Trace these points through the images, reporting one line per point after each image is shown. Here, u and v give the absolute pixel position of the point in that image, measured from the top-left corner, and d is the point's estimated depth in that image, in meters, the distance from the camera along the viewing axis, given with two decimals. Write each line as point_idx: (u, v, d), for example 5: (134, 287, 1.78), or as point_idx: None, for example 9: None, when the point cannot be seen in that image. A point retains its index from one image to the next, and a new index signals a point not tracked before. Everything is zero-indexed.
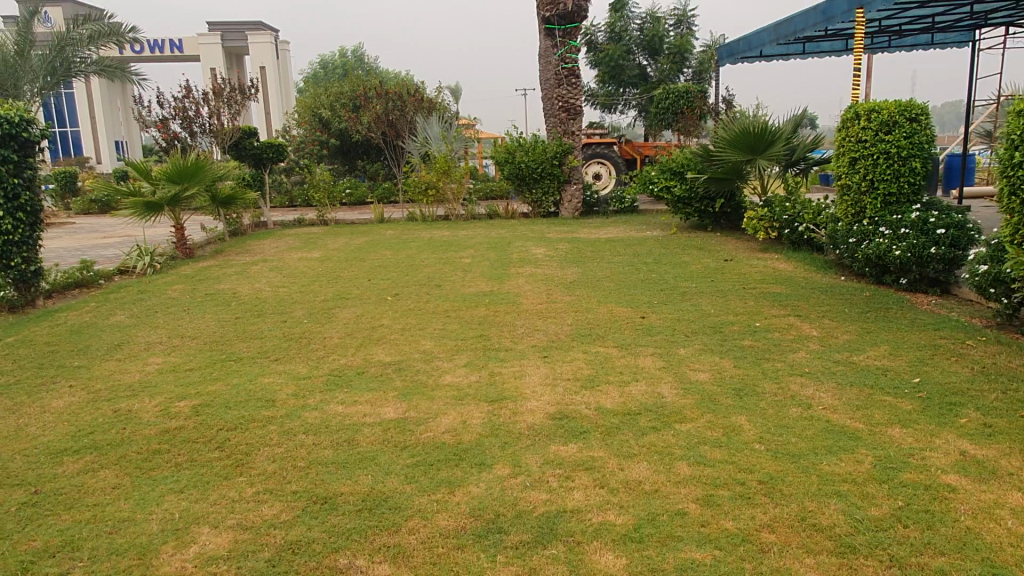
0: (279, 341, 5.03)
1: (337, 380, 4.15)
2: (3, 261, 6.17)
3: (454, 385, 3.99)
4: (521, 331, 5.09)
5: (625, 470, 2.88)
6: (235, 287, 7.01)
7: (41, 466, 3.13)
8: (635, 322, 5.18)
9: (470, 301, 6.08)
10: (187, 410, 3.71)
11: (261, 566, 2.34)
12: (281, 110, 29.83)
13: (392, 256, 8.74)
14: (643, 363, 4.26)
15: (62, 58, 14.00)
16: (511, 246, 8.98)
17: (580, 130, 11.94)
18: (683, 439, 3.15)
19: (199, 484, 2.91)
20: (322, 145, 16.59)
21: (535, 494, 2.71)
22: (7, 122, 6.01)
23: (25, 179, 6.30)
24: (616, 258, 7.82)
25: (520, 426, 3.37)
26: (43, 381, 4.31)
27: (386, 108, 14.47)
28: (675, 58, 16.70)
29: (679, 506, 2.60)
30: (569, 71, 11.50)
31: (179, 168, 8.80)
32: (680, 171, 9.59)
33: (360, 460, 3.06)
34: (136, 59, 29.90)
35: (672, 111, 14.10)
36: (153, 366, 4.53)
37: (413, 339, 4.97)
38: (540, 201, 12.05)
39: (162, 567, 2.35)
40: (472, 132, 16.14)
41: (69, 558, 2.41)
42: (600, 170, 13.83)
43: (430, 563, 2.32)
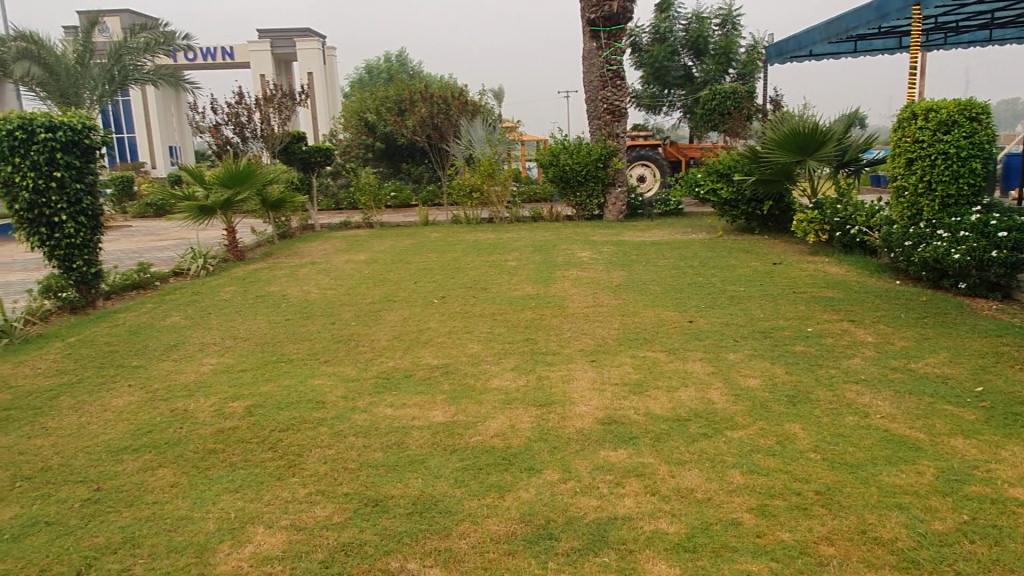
0: (328, 343, 5.11)
1: (385, 383, 4.19)
2: (65, 264, 6.41)
3: (502, 389, 3.99)
4: (568, 335, 5.07)
5: (676, 477, 2.84)
6: (285, 289, 7.13)
7: (103, 464, 3.23)
8: (682, 326, 5.11)
9: (516, 304, 6.08)
10: (241, 411, 3.79)
11: (316, 567, 2.37)
12: (328, 114, 30.39)
13: (437, 259, 8.80)
14: (692, 368, 4.20)
15: (121, 66, 14.52)
16: (556, 249, 8.96)
17: (625, 132, 11.86)
18: (736, 446, 3.10)
19: (253, 484, 2.96)
20: (367, 148, 16.82)
21: (586, 500, 2.69)
22: (70, 129, 6.23)
23: (87, 184, 6.51)
24: (662, 261, 7.73)
25: (569, 431, 3.35)
26: (103, 380, 4.45)
27: (431, 112, 14.53)
28: (721, 58, 16.46)
29: (733, 515, 2.55)
30: (613, 73, 11.42)
31: (232, 171, 9.03)
32: (727, 172, 9.43)
33: (410, 463, 3.09)
34: (189, 67, 30.78)
35: (718, 112, 13.89)
36: (208, 367, 4.64)
37: (460, 343, 4.99)
38: (585, 204, 12.02)
39: (219, 566, 2.40)
40: (516, 134, 16.18)
41: (130, 555, 2.48)
42: (644, 172, 13.74)
43: (482, 568, 2.32)
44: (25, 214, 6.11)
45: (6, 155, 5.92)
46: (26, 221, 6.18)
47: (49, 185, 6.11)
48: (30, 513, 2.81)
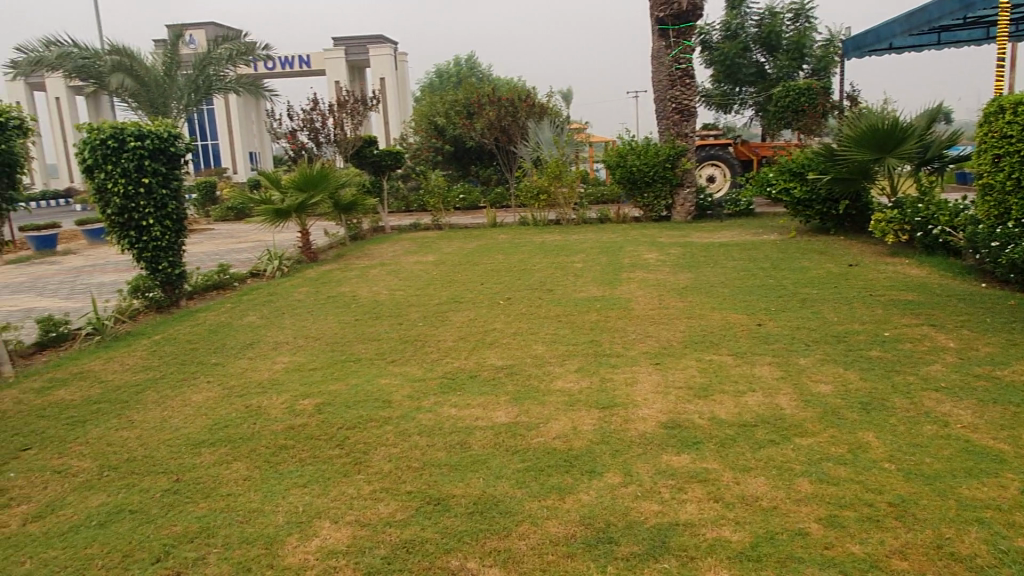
0: (395, 343, 5.21)
1: (450, 383, 4.25)
2: (152, 266, 6.75)
3: (565, 391, 3.99)
4: (633, 337, 5.02)
5: (741, 484, 2.78)
6: (355, 290, 7.31)
7: (182, 456, 3.39)
8: (751, 329, 5.00)
9: (581, 306, 6.07)
10: (310, 408, 3.91)
11: (378, 563, 2.42)
12: (399, 118, 30.98)
13: (504, 260, 8.86)
14: (760, 372, 4.11)
15: (205, 76, 15.24)
16: (622, 251, 8.89)
17: (694, 132, 11.67)
18: (805, 454, 3.01)
19: (321, 479, 3.06)
20: (437, 151, 17.09)
21: (646, 505, 2.66)
22: (157, 138, 6.54)
23: (172, 189, 6.83)
24: (731, 263, 7.58)
25: (631, 434, 3.32)
26: (185, 376, 4.67)
27: (499, 114, 14.47)
28: (795, 54, 15.98)
29: (800, 525, 2.48)
30: (682, 72, 11.25)
31: (307, 176, 9.37)
32: (800, 171, 9.16)
33: (473, 463, 3.12)
34: (268, 76, 31.93)
35: (792, 110, 13.48)
36: (281, 365, 4.81)
37: (525, 344, 5.01)
38: (652, 205, 11.88)
39: (287, 558, 2.48)
40: (583, 136, 16.14)
41: (206, 544, 2.59)
42: (714, 172, 13.48)
43: (540, 570, 2.33)
44: (116, 218, 6.47)
45: (99, 163, 6.27)
46: (117, 224, 6.54)
47: (138, 190, 6.45)
48: (116, 501, 2.98)
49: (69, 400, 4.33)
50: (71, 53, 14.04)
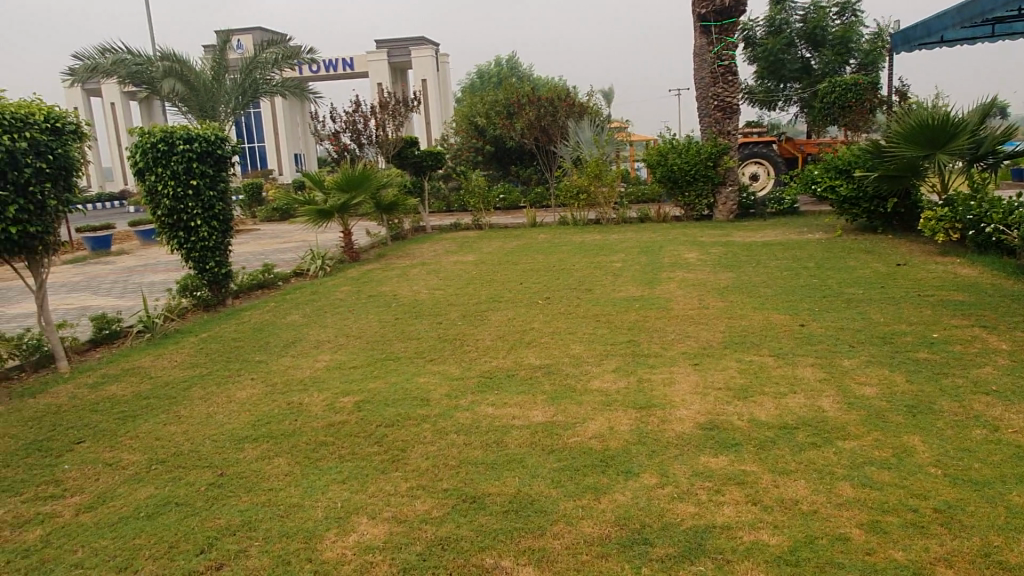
0: (434, 342, 5.26)
1: (488, 382, 4.27)
2: (200, 266, 6.92)
3: (603, 391, 3.98)
4: (671, 337, 4.98)
5: (780, 487, 2.74)
6: (396, 290, 7.38)
7: (227, 451, 3.48)
8: (793, 330, 4.91)
9: (620, 306, 6.03)
10: (350, 406, 3.97)
11: (414, 559, 2.45)
12: (440, 119, 31.20)
13: (543, 260, 8.86)
14: (802, 374, 4.03)
15: (251, 80, 15.58)
16: (663, 250, 8.81)
17: (737, 129, 11.47)
18: (847, 458, 2.94)
19: (360, 476, 3.10)
20: (477, 151, 17.16)
21: (683, 507, 2.64)
22: (204, 140, 6.71)
23: (219, 191, 7.00)
24: (774, 262, 7.45)
25: (669, 435, 3.29)
26: (230, 373, 4.79)
27: (539, 114, 14.43)
28: (841, 49, 15.62)
29: (840, 530, 2.43)
30: (725, 69, 11.10)
31: (348, 176, 9.47)
32: (847, 169, 9.00)
33: (509, 462, 3.13)
34: (313, 79, 32.47)
35: (838, 105, 13.17)
36: (322, 363, 4.89)
37: (563, 343, 5.01)
38: (694, 204, 11.74)
39: (325, 553, 2.52)
40: (624, 134, 16.04)
41: (248, 537, 2.66)
42: (757, 170, 13.26)
43: (574, 569, 2.33)
44: (166, 219, 6.69)
45: (149, 166, 6.49)
46: (167, 225, 6.75)
47: (187, 192, 6.64)
48: (163, 494, 3.07)
49: (121, 395, 4.48)
50: (126, 59, 14.43)
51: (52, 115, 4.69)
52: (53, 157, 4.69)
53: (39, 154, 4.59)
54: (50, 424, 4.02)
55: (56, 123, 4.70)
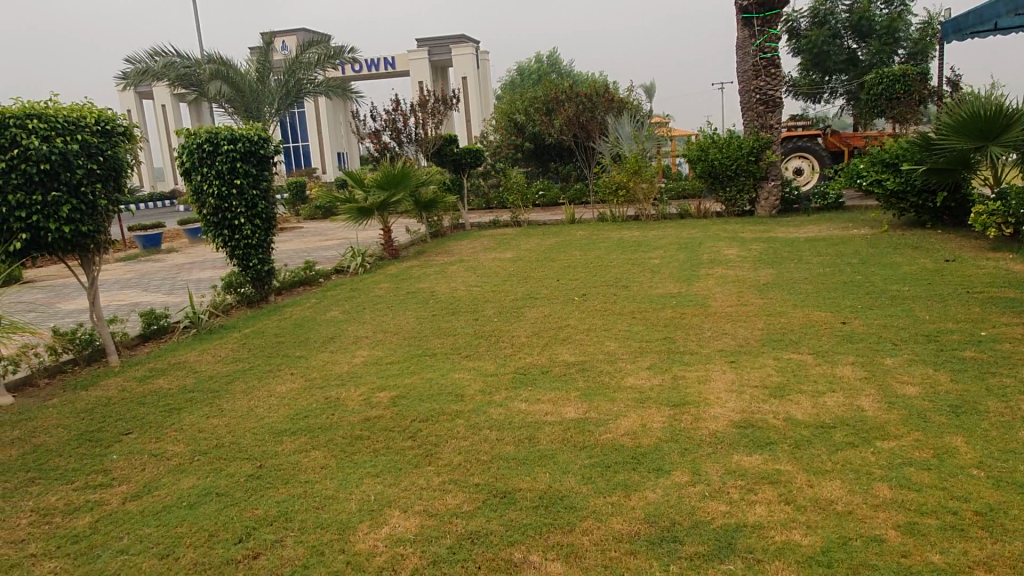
0: (470, 338, 5.30)
1: (522, 378, 4.28)
2: (243, 263, 7.08)
3: (636, 388, 3.96)
4: (708, 335, 4.92)
5: (814, 487, 2.69)
6: (434, 286, 7.45)
7: (266, 443, 3.56)
8: (834, 328, 4.81)
9: (657, 303, 5.99)
10: (386, 401, 4.03)
11: (443, 552, 2.48)
12: (481, 116, 31.32)
13: (581, 257, 8.83)
14: (841, 373, 3.95)
15: (295, 80, 15.89)
16: (702, 247, 8.71)
17: (780, 123, 11.25)
18: (885, 458, 2.88)
19: (393, 469, 3.15)
20: (517, 148, 17.20)
21: (714, 505, 2.62)
22: (247, 140, 6.86)
23: (262, 190, 7.15)
24: (816, 259, 7.30)
25: (702, 433, 3.27)
26: (271, 368, 4.90)
27: (577, 111, 14.82)
28: (887, 39, 15.21)
29: (876, 532, 2.38)
30: (767, 62, 10.91)
31: (389, 175, 9.59)
32: (894, 162, 8.75)
33: (540, 458, 3.14)
34: (355, 78, 32.89)
35: (886, 97, 12.83)
36: (360, 359, 4.96)
37: (598, 340, 4.99)
38: (735, 200, 11.57)
39: (358, 544, 2.57)
40: (665, 130, 15.89)
41: (284, 527, 2.72)
42: (801, 165, 13.01)
43: (603, 565, 2.33)
44: (212, 218, 6.86)
45: (195, 166, 6.65)
46: (213, 223, 6.92)
47: (231, 191, 6.79)
48: (204, 484, 3.16)
49: (167, 388, 4.62)
50: (176, 62, 14.83)
51: (102, 118, 4.85)
52: (104, 158, 4.85)
53: (90, 156, 4.76)
54: (101, 415, 4.17)
55: (106, 125, 4.86)
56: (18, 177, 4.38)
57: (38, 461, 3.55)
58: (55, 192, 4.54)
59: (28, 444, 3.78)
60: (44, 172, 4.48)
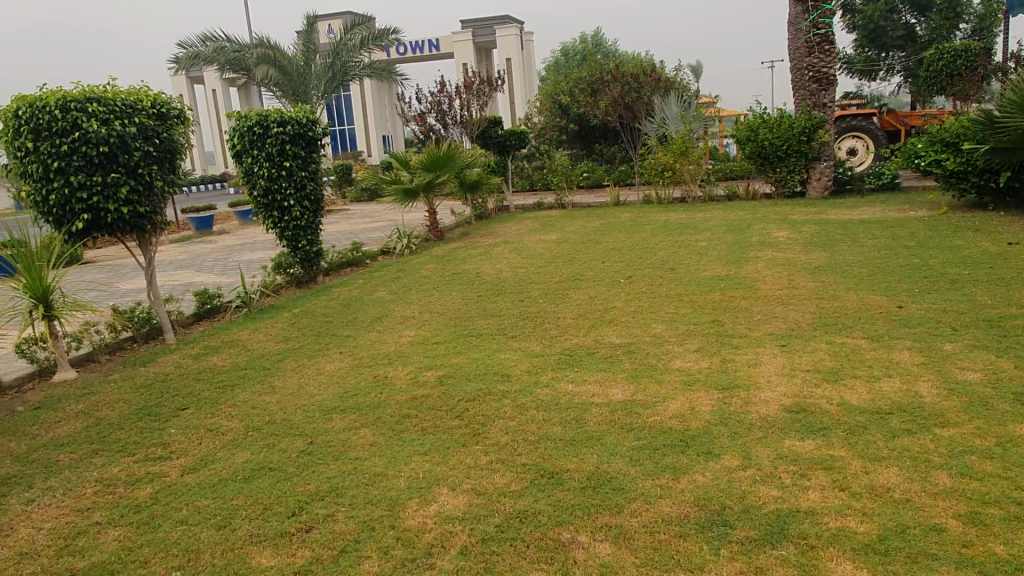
0: (516, 319, 5.31)
1: (569, 359, 4.28)
2: (292, 244, 7.20)
3: (685, 370, 3.93)
4: (758, 318, 4.84)
5: (870, 474, 2.63)
6: (479, 267, 7.47)
7: (317, 420, 3.64)
8: (890, 312, 4.68)
9: (705, 285, 5.90)
10: (433, 380, 4.07)
11: (492, 530, 2.50)
12: (525, 98, 31.15)
13: (627, 239, 8.76)
14: (898, 358, 3.84)
15: (340, 62, 16.03)
16: (751, 229, 8.53)
17: (834, 101, 10.89)
18: (945, 446, 2.79)
19: (441, 448, 3.18)
20: (561, 130, 17.09)
21: (766, 490, 2.58)
22: (297, 123, 6.91)
23: (311, 171, 7.22)
24: (871, 241, 7.09)
25: (753, 417, 3.22)
26: (320, 347, 4.98)
27: (623, 91, 14.51)
28: (949, 13, 14.57)
29: (935, 520, 2.32)
30: (821, 38, 10.54)
31: (433, 157, 9.58)
32: (954, 141, 8.45)
33: (588, 440, 3.13)
34: (400, 61, 33.03)
35: (946, 74, 12.36)
36: (407, 338, 5.01)
37: (644, 323, 4.94)
38: (786, 180, 11.33)
39: (407, 520, 2.60)
40: (712, 110, 15.58)
41: (334, 502, 2.77)
42: (855, 145, 12.64)
43: (652, 548, 2.31)
44: (262, 199, 6.99)
45: (246, 148, 6.80)
46: (263, 205, 7.04)
47: (280, 173, 6.89)
48: (259, 459, 3.24)
49: (221, 365, 4.74)
50: (226, 47, 15.15)
51: (158, 102, 4.95)
52: (159, 141, 4.96)
53: (147, 138, 4.87)
54: (159, 391, 4.30)
55: (162, 108, 4.95)
56: (79, 160, 4.52)
57: (101, 434, 3.68)
58: (114, 173, 4.66)
59: (92, 418, 3.91)
60: (104, 154, 4.60)
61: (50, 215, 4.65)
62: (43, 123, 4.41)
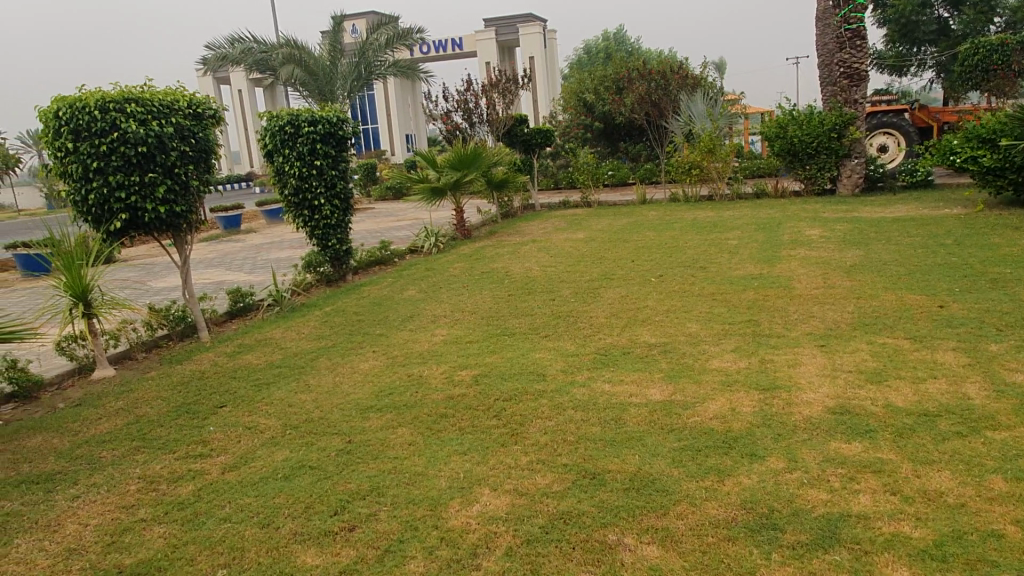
0: (549, 318, 5.29)
1: (604, 359, 4.25)
2: (322, 242, 7.24)
3: (723, 370, 3.88)
4: (795, 318, 4.77)
5: (922, 478, 2.57)
6: (508, 266, 7.45)
7: (353, 419, 3.64)
8: (931, 312, 4.58)
9: (739, 284, 5.84)
10: (468, 379, 4.06)
11: (536, 531, 2.48)
12: (548, 96, 31.05)
13: (656, 237, 8.68)
14: (942, 359, 3.76)
15: (366, 62, 16.11)
16: (782, 227, 8.42)
17: (864, 98, 10.69)
18: (998, 449, 2.73)
19: (480, 447, 3.17)
20: (587, 128, 17.00)
21: (815, 493, 2.53)
22: (327, 122, 6.94)
23: (341, 170, 7.24)
24: (906, 239, 6.96)
25: (796, 418, 3.17)
26: (353, 345, 5.00)
27: (648, 90, 14.43)
28: (982, 8, 14.12)
29: (993, 526, 2.26)
30: (852, 33, 10.38)
31: (460, 155, 9.57)
32: (991, 138, 8.26)
33: (628, 440, 3.10)
34: (424, 60, 33.13)
35: (980, 69, 12.12)
36: (440, 337, 5.01)
37: (678, 322, 4.90)
38: (815, 177, 11.18)
39: (450, 521, 2.59)
40: (739, 107, 15.43)
41: (376, 502, 2.77)
42: (886, 141, 12.45)
43: (701, 551, 2.28)
44: (293, 198, 7.03)
45: (278, 148, 6.83)
46: (294, 204, 7.08)
47: (311, 173, 6.92)
48: (298, 457, 3.25)
49: (256, 363, 4.78)
50: (252, 48, 15.35)
51: (193, 102, 4.99)
52: (195, 141, 5.01)
53: (183, 139, 4.92)
54: (196, 388, 4.34)
55: (197, 108, 4.99)
56: (117, 160, 4.57)
57: (142, 431, 3.71)
58: (151, 173, 4.71)
59: (131, 415, 3.96)
60: (141, 154, 4.65)
61: (89, 215, 4.71)
62: (83, 124, 4.45)
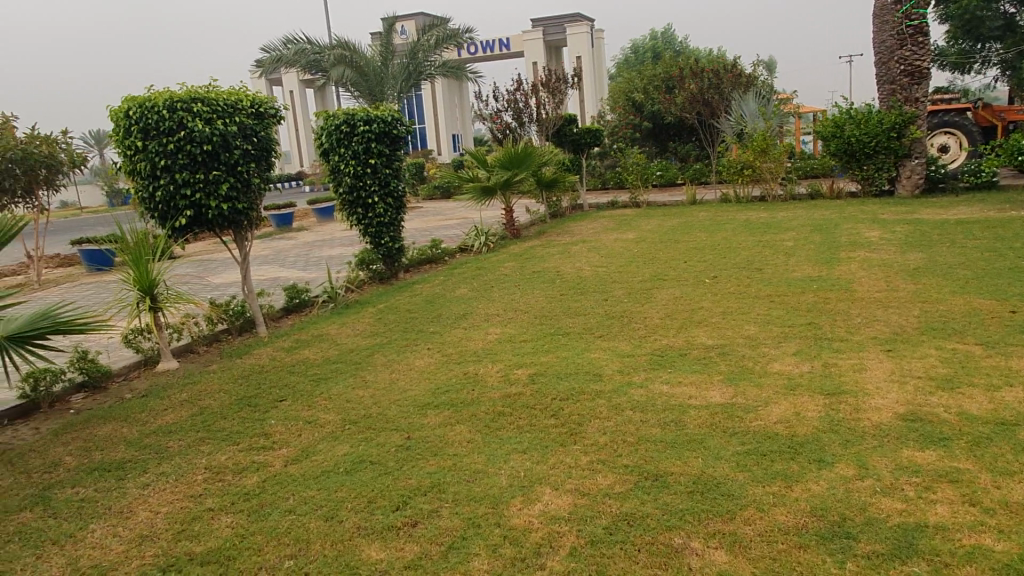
0: (602, 318, 5.25)
1: (660, 360, 4.21)
2: (375, 240, 7.32)
3: (785, 373, 3.80)
4: (858, 321, 4.64)
5: (1002, 489, 2.48)
6: (558, 266, 7.42)
7: (411, 416, 3.67)
8: (1002, 317, 4.42)
9: (797, 286, 5.71)
10: (524, 378, 4.06)
11: (600, 532, 2.46)
12: (595, 96, 30.87)
13: (708, 238, 8.56)
14: (1018, 366, 3.62)
15: (416, 62, 16.26)
16: (839, 229, 8.21)
17: (926, 96, 10.36)
18: None
19: (540, 447, 3.16)
20: (635, 128, 16.80)
21: (889, 502, 2.46)
22: (382, 121, 6.99)
23: (395, 169, 7.29)
24: (972, 242, 6.72)
25: (864, 424, 3.08)
26: (407, 343, 5.04)
27: (701, 87, 13.99)
28: None
29: None
30: (914, 30, 10.06)
31: (511, 155, 9.57)
32: None
33: (690, 442, 3.06)
34: (471, 61, 33.30)
35: None
36: (493, 336, 5.02)
37: (736, 324, 4.82)
38: (873, 178, 10.88)
39: (512, 519, 2.58)
40: (792, 107, 15.12)
41: (437, 498, 2.78)
42: (948, 141, 12.05)
43: (771, 557, 2.23)
44: (347, 196, 7.13)
45: (333, 147, 6.93)
46: (348, 202, 7.18)
47: (366, 171, 6.99)
48: (358, 452, 3.29)
49: (312, 359, 4.85)
50: (306, 50, 15.65)
51: (256, 101, 5.10)
52: (257, 139, 5.12)
53: (246, 137, 5.03)
54: (256, 382, 4.43)
55: (260, 108, 5.09)
56: (183, 158, 4.69)
57: (206, 423, 3.80)
58: (215, 171, 4.82)
59: (195, 407, 4.06)
60: (206, 153, 4.77)
61: (156, 211, 4.84)
62: (151, 122, 4.59)
